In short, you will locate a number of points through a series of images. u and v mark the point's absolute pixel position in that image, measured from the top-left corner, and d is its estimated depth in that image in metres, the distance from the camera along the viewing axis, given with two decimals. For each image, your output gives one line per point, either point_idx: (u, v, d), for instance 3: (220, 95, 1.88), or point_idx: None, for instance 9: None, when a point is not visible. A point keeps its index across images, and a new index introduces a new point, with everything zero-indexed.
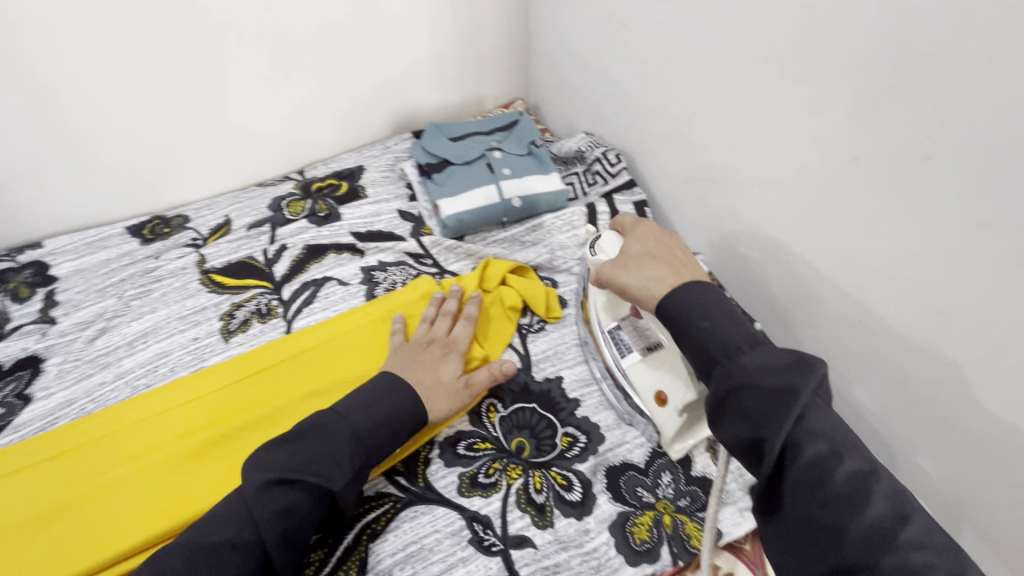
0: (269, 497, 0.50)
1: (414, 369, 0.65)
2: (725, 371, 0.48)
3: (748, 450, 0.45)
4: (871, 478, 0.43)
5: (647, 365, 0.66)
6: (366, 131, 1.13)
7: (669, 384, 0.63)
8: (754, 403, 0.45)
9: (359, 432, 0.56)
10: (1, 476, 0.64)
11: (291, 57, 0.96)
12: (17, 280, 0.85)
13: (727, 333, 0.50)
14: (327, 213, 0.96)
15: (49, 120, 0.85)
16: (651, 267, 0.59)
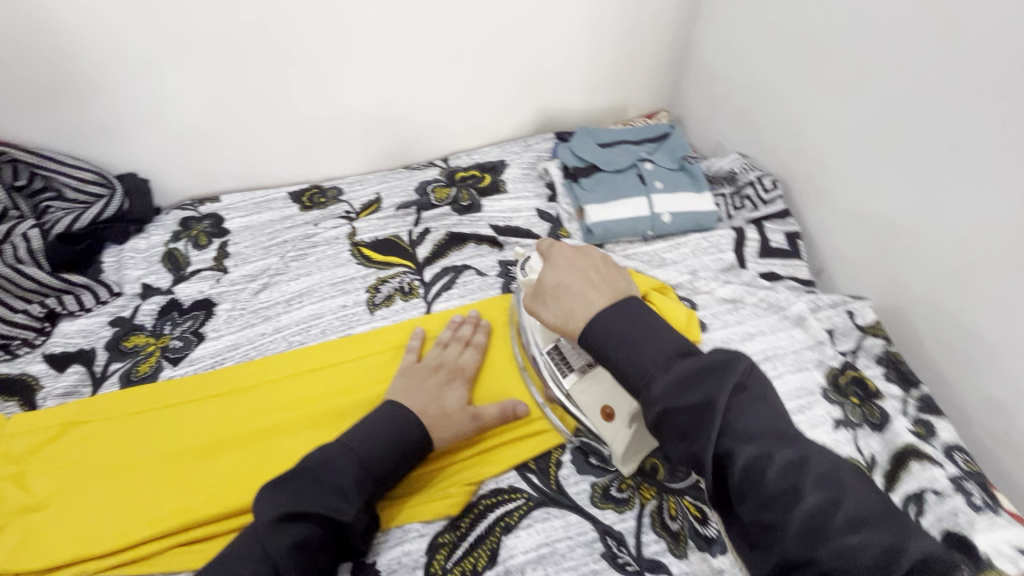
0: (281, 532, 0.49)
1: (415, 396, 0.64)
2: (648, 391, 0.45)
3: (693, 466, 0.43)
4: (813, 471, 0.41)
5: (585, 385, 0.63)
6: (510, 126, 1.15)
7: (615, 397, 0.61)
8: (681, 418, 0.43)
9: (366, 461, 0.56)
10: (140, 412, 0.69)
11: (459, 48, 0.99)
12: (198, 228, 0.94)
13: (641, 355, 0.47)
14: (469, 203, 0.99)
15: (246, 88, 0.92)
16: (563, 296, 0.56)
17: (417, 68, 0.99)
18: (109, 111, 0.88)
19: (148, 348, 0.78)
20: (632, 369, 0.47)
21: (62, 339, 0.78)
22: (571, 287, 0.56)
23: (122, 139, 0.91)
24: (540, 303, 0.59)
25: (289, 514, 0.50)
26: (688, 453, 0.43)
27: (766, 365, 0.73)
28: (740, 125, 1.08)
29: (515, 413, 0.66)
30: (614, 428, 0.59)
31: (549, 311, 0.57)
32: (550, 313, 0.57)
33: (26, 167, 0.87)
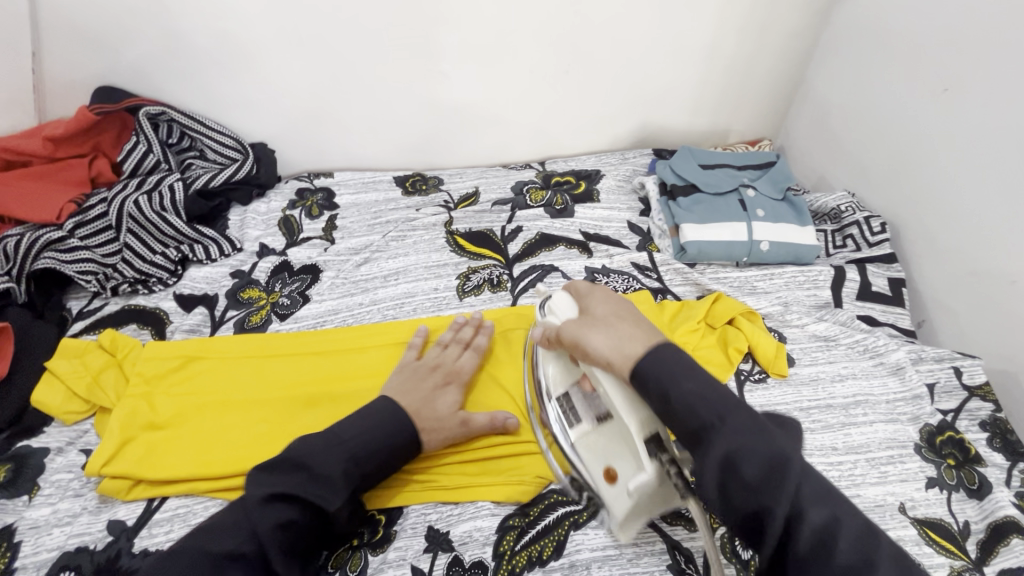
0: (268, 511, 0.52)
1: (410, 395, 0.65)
2: (714, 444, 0.46)
3: (748, 524, 0.44)
4: (851, 530, 0.42)
5: (598, 437, 0.58)
6: (609, 137, 1.17)
7: (620, 458, 0.55)
8: (746, 472, 0.44)
9: (357, 454, 0.58)
10: (244, 357, 0.76)
11: (573, 59, 1.02)
12: (312, 200, 1.03)
13: (702, 403, 0.48)
14: (562, 207, 1.01)
15: (372, 78, 0.99)
16: (608, 328, 0.58)
17: (531, 74, 1.03)
18: (252, 84, 0.97)
19: (260, 302, 0.85)
20: (687, 423, 0.48)
21: (189, 283, 0.87)
22: (610, 322, 0.58)
23: (260, 112, 1.01)
24: (587, 330, 0.59)
25: (275, 494, 0.53)
26: (752, 506, 0.43)
27: (855, 410, 0.71)
28: (850, 161, 1.05)
29: (504, 426, 0.66)
30: (618, 495, 0.55)
31: (591, 338, 0.57)
32: (598, 339, 0.57)
33: (178, 128, 0.97)
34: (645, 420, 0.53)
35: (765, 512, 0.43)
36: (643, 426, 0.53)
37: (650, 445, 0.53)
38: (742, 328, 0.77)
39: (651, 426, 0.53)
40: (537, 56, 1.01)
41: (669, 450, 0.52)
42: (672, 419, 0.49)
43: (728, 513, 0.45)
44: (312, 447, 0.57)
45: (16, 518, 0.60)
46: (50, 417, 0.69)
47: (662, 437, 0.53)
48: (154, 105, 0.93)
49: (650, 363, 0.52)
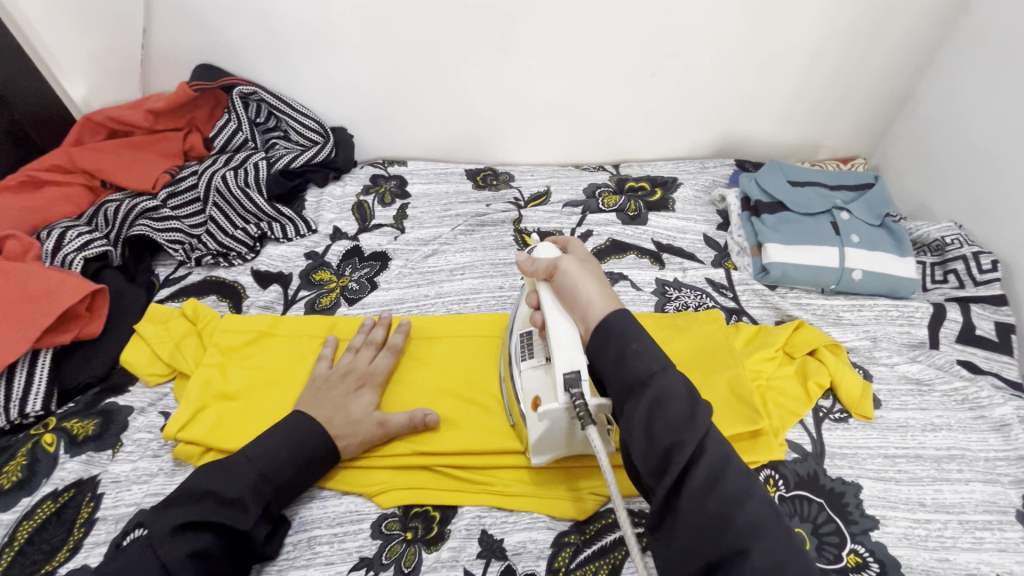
0: (179, 542, 0.50)
1: (319, 404, 0.63)
2: (651, 390, 0.47)
3: (660, 463, 0.45)
4: (744, 480, 0.44)
5: (538, 366, 0.60)
6: (690, 142, 1.12)
7: (545, 388, 0.58)
8: (670, 412, 0.46)
9: (265, 471, 0.56)
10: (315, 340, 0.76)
11: (662, 60, 0.98)
12: (385, 187, 1.04)
13: (649, 357, 0.49)
14: (635, 214, 0.98)
15: (456, 69, 0.98)
16: (588, 276, 0.58)
17: (616, 74, 1.00)
18: (338, 70, 0.99)
19: (330, 284, 0.87)
20: (631, 376, 0.48)
21: (266, 260, 0.90)
22: (593, 273, 0.59)
23: (342, 97, 1.03)
24: (581, 276, 0.58)
25: (183, 523, 0.51)
26: (667, 440, 0.45)
27: (949, 465, 0.65)
28: (960, 189, 0.96)
29: (425, 423, 0.64)
30: (535, 421, 0.58)
31: (574, 280, 0.58)
32: (584, 284, 0.57)
33: (267, 108, 1.01)
34: (574, 357, 0.54)
35: (678, 448, 0.44)
36: (567, 363, 0.54)
37: (568, 380, 0.54)
38: (825, 361, 0.72)
39: (575, 364, 0.54)
40: (624, 57, 0.97)
41: (582, 388, 0.53)
42: (621, 374, 0.49)
43: (645, 453, 0.46)
44: (269, 458, 0.57)
45: (101, 471, 0.63)
46: (134, 377, 0.72)
47: (582, 376, 0.54)
48: (247, 84, 0.97)
49: (616, 315, 0.53)
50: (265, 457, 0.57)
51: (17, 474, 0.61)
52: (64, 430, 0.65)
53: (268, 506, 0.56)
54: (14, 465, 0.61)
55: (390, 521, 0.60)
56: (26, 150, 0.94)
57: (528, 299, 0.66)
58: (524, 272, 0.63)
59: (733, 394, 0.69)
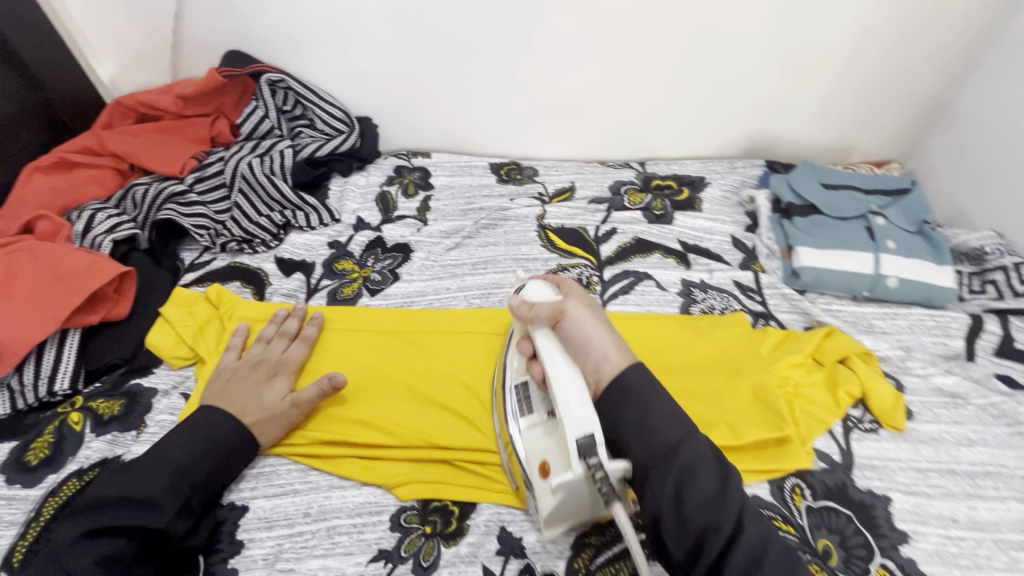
0: (87, 547, 0.50)
1: (231, 396, 0.63)
2: (679, 465, 0.49)
3: (696, 543, 0.47)
4: (777, 552, 0.47)
5: (543, 428, 0.56)
6: (719, 141, 1.09)
7: (553, 453, 0.53)
8: (700, 490, 0.48)
9: (177, 466, 0.56)
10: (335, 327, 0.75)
11: (694, 57, 0.96)
12: (409, 178, 1.03)
13: (671, 424, 0.51)
14: (661, 213, 0.96)
15: (484, 62, 0.97)
16: (595, 324, 0.58)
17: (646, 70, 0.98)
18: (365, 59, 0.98)
19: (353, 275, 0.87)
20: (658, 448, 0.50)
21: (290, 248, 0.90)
22: (599, 320, 0.59)
23: (368, 86, 1.02)
24: (591, 326, 0.57)
25: (94, 530, 0.50)
26: (704, 521, 0.47)
27: (984, 481, 0.63)
28: (1001, 197, 0.93)
29: (334, 387, 0.63)
30: (546, 491, 0.53)
31: (585, 328, 0.57)
32: (594, 332, 0.57)
33: (293, 96, 1.01)
34: (586, 421, 0.51)
35: (712, 527, 0.47)
36: (579, 426, 0.51)
37: (583, 446, 0.50)
38: (857, 370, 0.70)
39: (589, 428, 0.51)
40: (656, 52, 0.95)
41: (599, 457, 0.50)
42: (646, 443, 0.51)
43: (680, 533, 0.48)
44: (182, 452, 0.57)
45: (124, 451, 0.63)
46: (159, 359, 0.73)
47: (596, 441, 0.51)
48: (275, 71, 0.97)
49: (633, 370, 0.55)
50: (176, 453, 0.57)
51: (43, 451, 0.62)
52: (90, 410, 0.66)
53: (188, 501, 0.55)
54: (42, 443, 0.62)
55: (408, 514, 0.59)
56: (58, 131, 0.95)
57: (519, 344, 0.62)
58: (520, 316, 0.60)
59: (759, 400, 0.67)
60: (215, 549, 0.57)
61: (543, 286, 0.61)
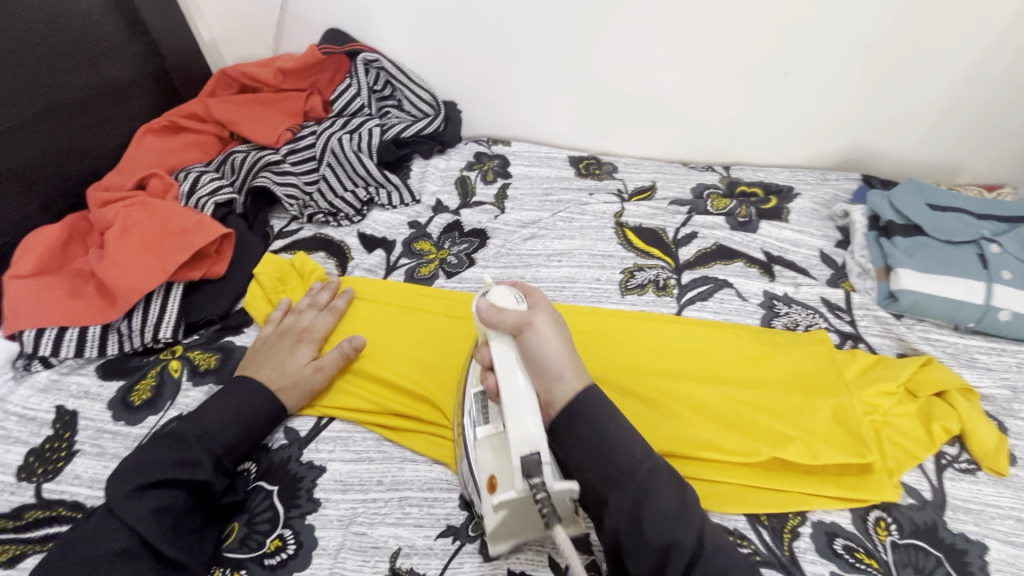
0: (140, 500, 0.52)
1: (262, 359, 0.67)
2: (639, 489, 0.49)
3: (657, 562, 0.47)
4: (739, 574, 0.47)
5: (494, 447, 0.54)
6: (812, 151, 1.04)
7: (502, 470, 0.52)
8: (660, 510, 0.48)
9: (209, 432, 0.58)
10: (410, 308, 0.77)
11: (799, 60, 0.92)
12: (489, 165, 1.04)
13: (636, 452, 0.51)
14: (746, 220, 0.93)
15: (576, 52, 0.96)
16: (555, 338, 0.55)
17: (745, 71, 0.95)
18: (459, 44, 1.00)
19: (430, 256, 0.88)
20: (616, 469, 0.50)
21: (372, 224, 0.93)
22: (561, 336, 0.56)
23: (458, 71, 1.03)
24: (545, 337, 0.55)
25: (145, 484, 0.53)
26: (662, 540, 0.47)
27: None
28: None
29: (353, 348, 0.69)
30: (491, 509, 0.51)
31: (547, 344, 0.54)
32: (554, 351, 0.54)
33: (385, 76, 1.03)
34: (531, 439, 0.48)
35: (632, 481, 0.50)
36: (524, 442, 0.48)
37: (528, 465, 0.48)
38: (956, 405, 0.65)
39: (536, 446, 0.48)
40: (758, 53, 0.92)
41: (542, 474, 0.48)
42: (577, 420, 0.53)
43: (642, 556, 0.48)
44: (215, 419, 0.59)
45: None
46: (250, 320, 0.76)
47: (542, 459, 0.48)
48: (371, 51, 1.00)
49: (587, 394, 0.53)
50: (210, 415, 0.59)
51: (145, 394, 0.66)
52: (188, 359, 0.70)
53: (221, 461, 0.58)
54: (145, 386, 0.67)
55: None
56: (169, 96, 1.01)
57: (477, 350, 0.60)
58: (487, 321, 0.57)
59: (840, 423, 0.65)
60: (295, 504, 0.59)
61: (508, 293, 0.59)
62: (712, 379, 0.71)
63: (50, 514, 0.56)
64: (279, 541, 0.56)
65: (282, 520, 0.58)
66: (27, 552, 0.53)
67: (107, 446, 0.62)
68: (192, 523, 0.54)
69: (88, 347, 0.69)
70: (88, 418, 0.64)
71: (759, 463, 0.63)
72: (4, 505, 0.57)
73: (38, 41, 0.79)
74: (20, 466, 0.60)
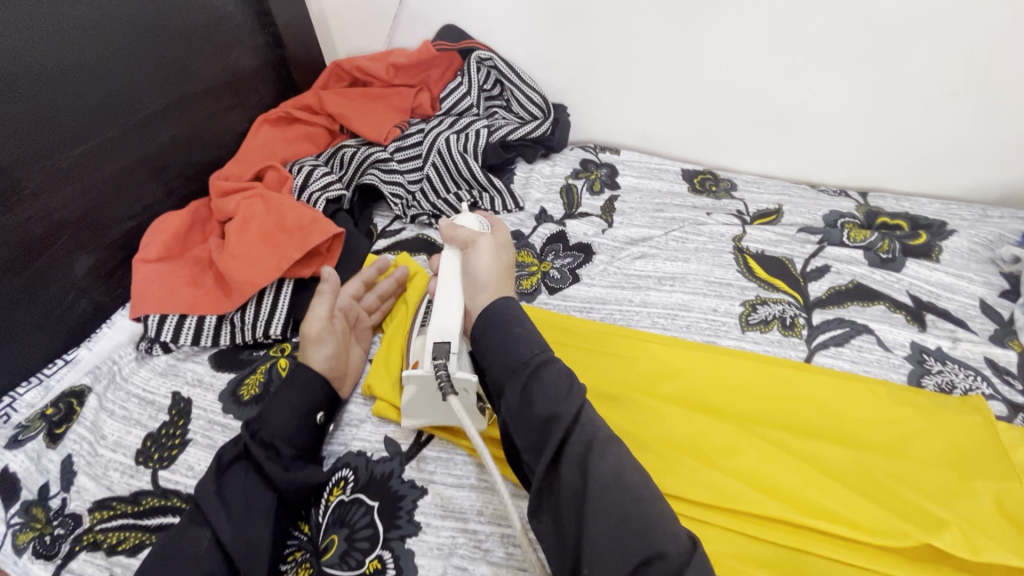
0: (216, 483, 0.55)
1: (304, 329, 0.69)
2: (531, 372, 0.50)
3: (541, 440, 0.47)
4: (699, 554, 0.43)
5: (420, 345, 0.63)
6: (972, 182, 0.90)
7: (420, 353, 0.61)
8: (545, 385, 0.49)
9: (268, 415, 0.59)
10: None
11: (976, 76, 0.80)
12: (596, 174, 0.98)
13: (530, 342, 0.52)
14: (889, 257, 0.82)
15: (706, 58, 0.90)
16: (494, 262, 0.63)
17: (905, 87, 0.84)
18: (580, 45, 0.95)
19: (532, 268, 0.85)
20: (544, 408, 0.48)
21: None
22: (501, 264, 0.63)
23: (573, 73, 0.99)
24: (477, 250, 0.63)
25: (221, 467, 0.56)
26: (545, 412, 0.48)
27: None
28: None
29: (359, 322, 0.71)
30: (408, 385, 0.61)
31: (480, 257, 0.62)
32: (484, 265, 0.61)
33: (495, 75, 1.00)
34: (446, 329, 0.58)
35: (554, 418, 0.47)
36: (440, 330, 0.58)
37: (437, 349, 0.57)
38: None
39: (447, 335, 0.58)
40: (927, 68, 0.81)
41: (447, 358, 0.57)
42: (503, 358, 0.52)
43: (525, 428, 0.48)
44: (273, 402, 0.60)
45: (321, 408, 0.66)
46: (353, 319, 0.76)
47: (451, 348, 0.57)
48: (485, 49, 0.97)
49: (501, 302, 0.56)
50: (278, 410, 0.59)
51: (254, 389, 0.67)
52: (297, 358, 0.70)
53: (282, 452, 0.57)
54: (254, 380, 0.67)
55: None
56: (286, 87, 1.03)
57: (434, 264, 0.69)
58: (445, 236, 0.67)
59: (1003, 513, 0.55)
60: (395, 525, 0.57)
61: (472, 220, 0.69)
62: (840, 439, 0.63)
63: (165, 503, 0.57)
64: (378, 563, 0.54)
65: (381, 540, 0.56)
66: (144, 543, 0.54)
67: (217, 439, 0.62)
68: (264, 513, 0.54)
69: (204, 336, 0.71)
70: (201, 408, 0.65)
71: (904, 548, 0.54)
72: (124, 488, 0.59)
73: (179, 30, 0.82)
74: (139, 450, 0.62)
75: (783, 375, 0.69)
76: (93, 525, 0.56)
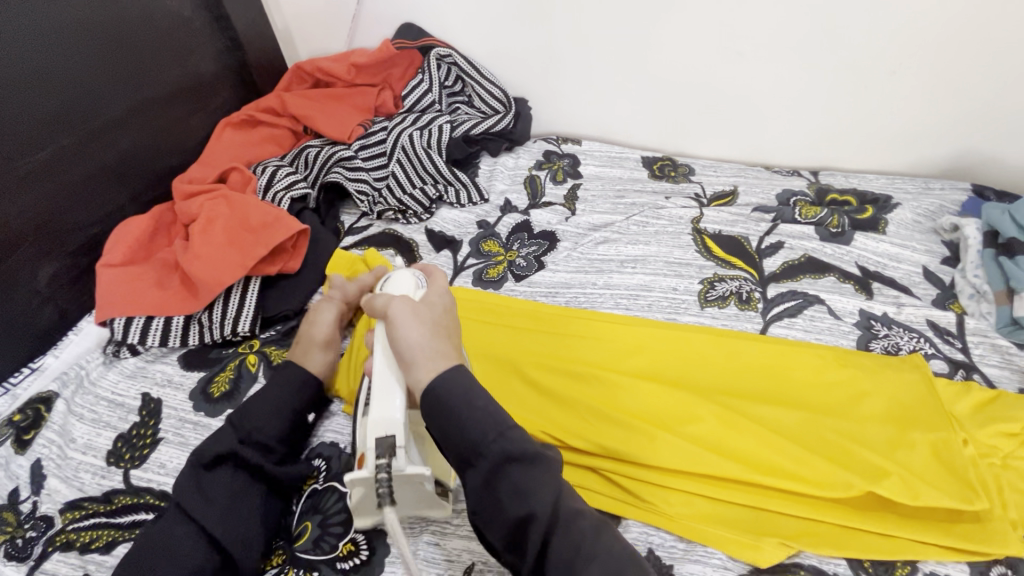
0: (204, 478, 0.55)
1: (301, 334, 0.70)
2: (494, 467, 0.44)
3: (515, 534, 0.44)
4: None
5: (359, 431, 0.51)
6: (915, 157, 0.95)
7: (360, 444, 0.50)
8: (518, 479, 0.44)
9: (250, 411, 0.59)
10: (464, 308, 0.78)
11: (910, 55, 0.84)
12: (558, 164, 1.01)
13: (485, 426, 0.44)
14: (838, 231, 0.86)
15: (658, 48, 0.93)
16: (423, 328, 0.50)
17: (845, 69, 0.88)
18: (536, 40, 0.97)
19: (498, 257, 0.87)
20: (520, 509, 0.44)
21: (440, 222, 0.92)
22: (430, 326, 0.50)
23: (532, 67, 1.01)
24: (406, 316, 0.50)
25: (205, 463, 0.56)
26: (520, 513, 0.44)
27: None
28: None
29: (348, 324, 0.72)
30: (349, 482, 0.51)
31: (404, 330, 0.49)
32: (414, 335, 0.49)
33: (456, 72, 1.02)
34: (391, 422, 0.49)
35: (533, 518, 0.44)
36: (382, 426, 0.49)
37: (380, 446, 0.48)
38: None
39: (392, 429, 0.48)
40: (863, 50, 0.85)
41: (394, 456, 0.48)
42: (454, 444, 0.45)
43: (498, 526, 0.44)
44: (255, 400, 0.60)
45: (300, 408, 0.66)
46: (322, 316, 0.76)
47: (396, 442, 0.48)
48: (444, 46, 0.99)
49: (444, 384, 0.46)
50: (258, 404, 0.60)
51: (224, 385, 0.68)
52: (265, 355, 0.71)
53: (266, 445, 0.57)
54: (223, 378, 0.68)
55: None
56: (248, 90, 1.03)
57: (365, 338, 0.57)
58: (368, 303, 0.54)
59: (941, 462, 0.58)
60: None
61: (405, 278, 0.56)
62: (792, 402, 0.66)
63: (138, 500, 0.58)
64: (351, 545, 0.56)
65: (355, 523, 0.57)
66: (119, 539, 0.55)
67: (188, 436, 0.63)
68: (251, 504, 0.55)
69: (172, 337, 0.72)
70: (172, 407, 0.66)
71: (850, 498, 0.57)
72: (96, 489, 0.59)
73: (135, 36, 0.82)
74: (110, 450, 0.62)
75: (740, 345, 0.72)
76: (65, 526, 0.56)
